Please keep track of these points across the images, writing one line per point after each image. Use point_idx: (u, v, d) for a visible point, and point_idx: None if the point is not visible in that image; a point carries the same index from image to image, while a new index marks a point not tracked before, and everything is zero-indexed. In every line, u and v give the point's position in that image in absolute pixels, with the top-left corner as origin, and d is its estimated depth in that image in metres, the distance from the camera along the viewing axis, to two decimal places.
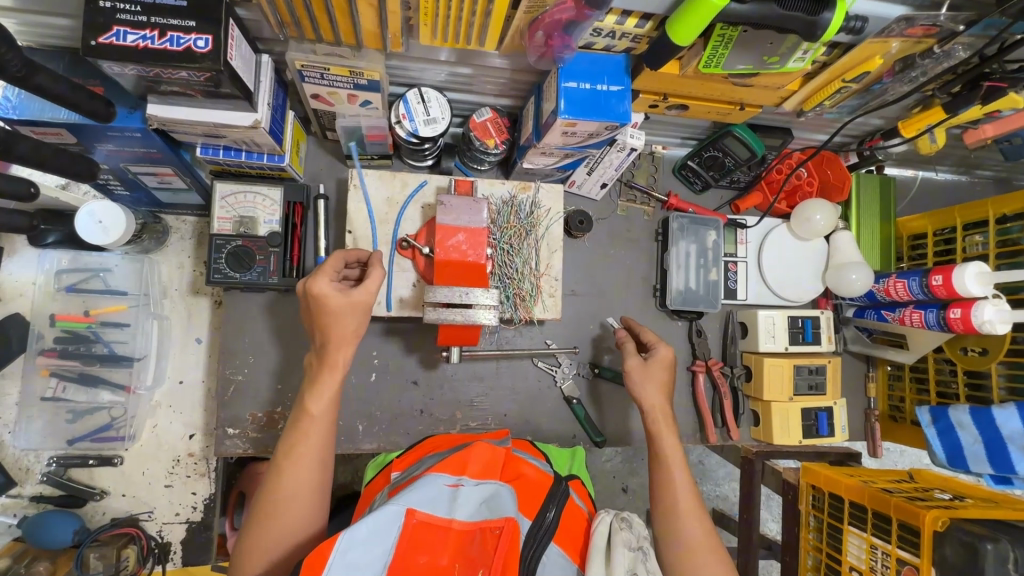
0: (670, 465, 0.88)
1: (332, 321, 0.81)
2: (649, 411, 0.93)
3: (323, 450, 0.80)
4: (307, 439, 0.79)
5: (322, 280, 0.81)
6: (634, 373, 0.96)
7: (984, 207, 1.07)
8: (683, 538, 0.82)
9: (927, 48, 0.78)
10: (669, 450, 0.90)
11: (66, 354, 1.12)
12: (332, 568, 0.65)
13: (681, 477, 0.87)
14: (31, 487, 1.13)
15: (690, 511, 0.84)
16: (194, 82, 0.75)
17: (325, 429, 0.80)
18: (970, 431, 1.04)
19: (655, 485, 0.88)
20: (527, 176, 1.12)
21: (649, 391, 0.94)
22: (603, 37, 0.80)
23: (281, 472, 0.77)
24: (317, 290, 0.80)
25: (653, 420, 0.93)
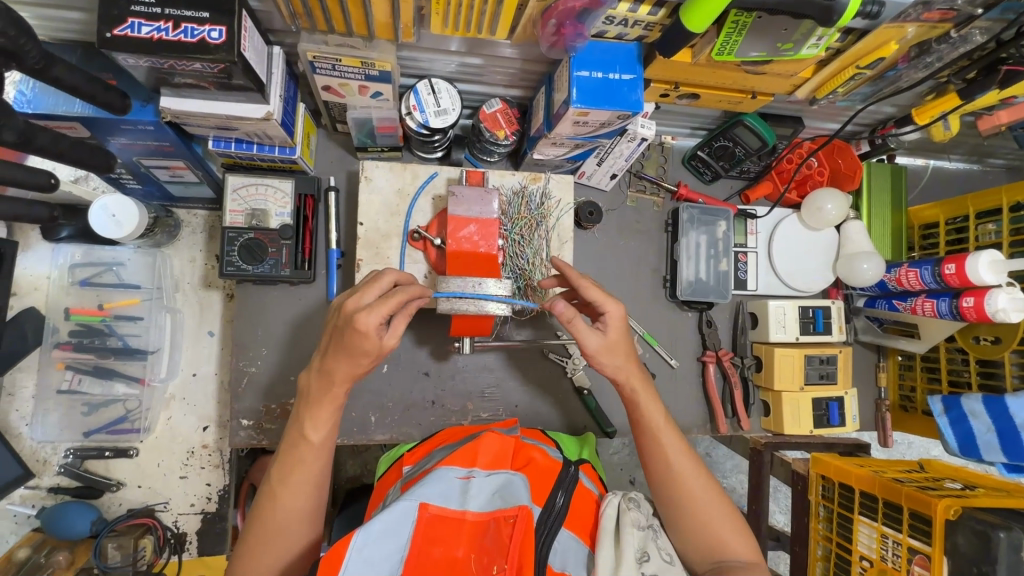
0: (659, 435, 0.85)
1: (352, 357, 0.74)
2: (622, 382, 0.85)
3: (318, 478, 0.80)
4: (300, 468, 0.78)
5: (370, 314, 0.71)
6: (598, 354, 0.81)
7: (999, 194, 1.05)
8: (689, 503, 0.82)
9: (943, 33, 0.77)
10: (653, 419, 0.86)
11: (81, 347, 1.13)
12: (348, 566, 0.65)
13: (672, 443, 0.85)
14: (49, 479, 1.14)
15: (690, 475, 0.84)
16: (207, 73, 0.76)
17: (319, 456, 0.80)
18: (982, 420, 1.04)
19: (648, 456, 0.86)
20: (538, 167, 1.12)
21: (615, 360, 0.83)
22: (615, 25, 0.80)
23: (275, 499, 0.77)
24: (363, 326, 0.71)
25: (630, 391, 0.85)
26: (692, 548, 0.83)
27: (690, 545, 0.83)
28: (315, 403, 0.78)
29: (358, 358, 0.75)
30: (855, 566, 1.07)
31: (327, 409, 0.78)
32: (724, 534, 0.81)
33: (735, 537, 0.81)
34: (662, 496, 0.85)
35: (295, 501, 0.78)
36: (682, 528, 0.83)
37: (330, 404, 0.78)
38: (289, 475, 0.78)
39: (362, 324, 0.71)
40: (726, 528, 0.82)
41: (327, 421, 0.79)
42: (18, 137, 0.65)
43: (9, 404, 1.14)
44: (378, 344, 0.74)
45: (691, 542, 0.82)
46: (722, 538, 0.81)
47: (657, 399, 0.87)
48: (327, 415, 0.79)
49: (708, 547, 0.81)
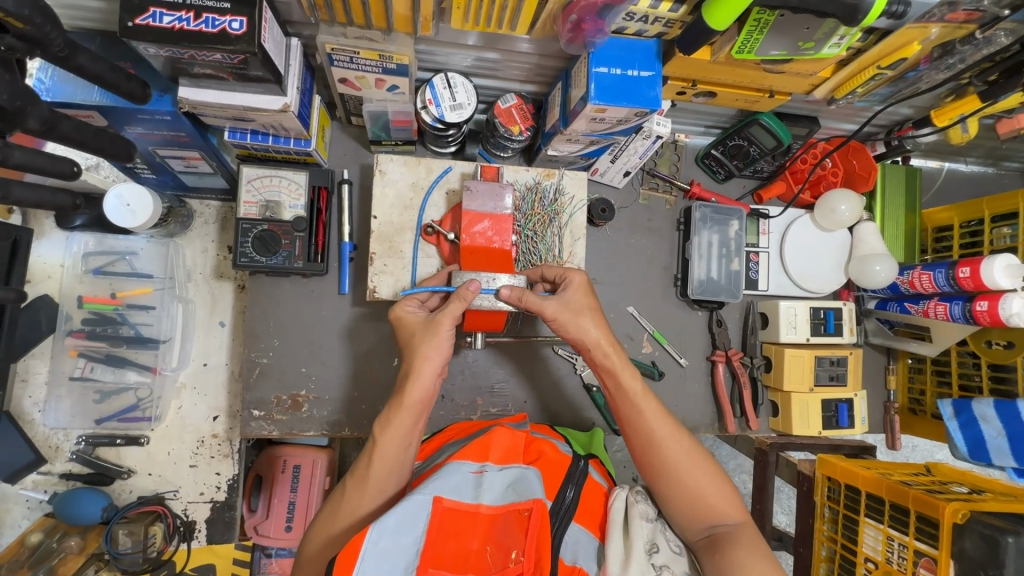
0: (636, 399, 0.84)
1: (411, 343, 0.84)
2: (593, 347, 0.86)
3: (386, 486, 0.80)
4: (370, 472, 0.79)
5: (405, 306, 0.87)
6: (559, 315, 0.85)
7: (1015, 198, 1.05)
8: (672, 469, 0.81)
9: (967, 33, 0.76)
10: (629, 385, 0.85)
11: (94, 335, 1.14)
12: (365, 561, 0.64)
13: (652, 409, 0.84)
14: (61, 465, 1.15)
15: (673, 438, 0.82)
16: (226, 64, 0.76)
17: (391, 469, 0.80)
18: (993, 425, 1.04)
19: (628, 424, 0.85)
20: (551, 163, 1.12)
21: (584, 325, 0.86)
22: (635, 21, 0.80)
23: (345, 497, 0.80)
24: (403, 316, 0.86)
25: (602, 356, 0.86)
26: (683, 515, 0.80)
27: (680, 513, 0.80)
28: (391, 409, 0.81)
29: (416, 342, 0.83)
30: (860, 568, 1.06)
31: (408, 417, 0.80)
32: (713, 498, 0.79)
33: (725, 501, 0.79)
34: (646, 462, 0.83)
35: (361, 503, 0.79)
36: (669, 496, 0.81)
37: (405, 414, 0.80)
38: (360, 476, 0.80)
39: (401, 312, 0.87)
40: (714, 493, 0.80)
41: (401, 433, 0.80)
42: (41, 125, 0.65)
43: (23, 390, 1.14)
44: (425, 322, 0.84)
45: (680, 509, 0.80)
46: (712, 502, 0.79)
47: (633, 367, 0.86)
48: (404, 427, 0.80)
49: (698, 513, 0.79)
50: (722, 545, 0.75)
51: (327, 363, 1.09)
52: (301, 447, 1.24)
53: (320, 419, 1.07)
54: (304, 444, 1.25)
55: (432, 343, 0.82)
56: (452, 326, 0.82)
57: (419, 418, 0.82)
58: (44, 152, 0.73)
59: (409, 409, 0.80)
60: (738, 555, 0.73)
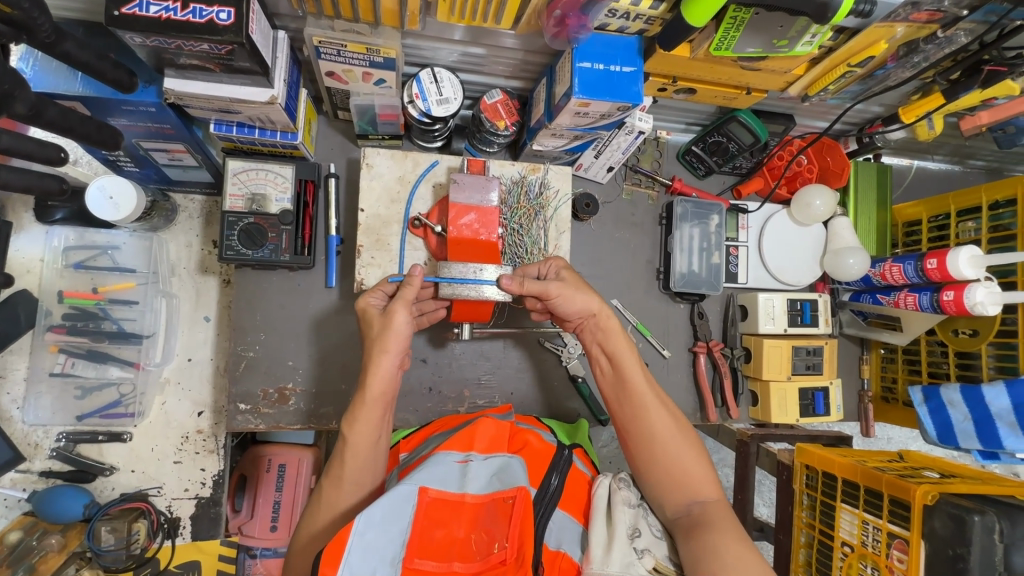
0: (632, 369, 0.88)
1: (372, 338, 0.85)
2: (596, 314, 0.90)
3: (363, 480, 0.81)
4: (345, 467, 0.80)
5: (371, 299, 0.90)
6: (567, 284, 0.89)
7: (978, 193, 1.10)
8: (659, 442, 0.84)
9: (930, 33, 0.80)
10: (625, 356, 0.89)
11: (75, 330, 1.12)
12: (351, 554, 0.64)
13: (645, 381, 0.88)
14: (40, 463, 1.13)
15: (662, 413, 0.86)
16: (213, 54, 0.76)
17: (362, 459, 0.81)
18: (960, 409, 1.08)
19: (620, 395, 0.89)
20: (536, 158, 1.14)
21: (588, 296, 0.90)
22: (617, 18, 0.82)
23: (322, 493, 0.81)
24: (366, 308, 0.88)
25: (604, 323, 0.91)
26: (664, 490, 0.82)
27: (660, 489, 0.83)
28: (356, 405, 0.82)
29: (374, 334, 0.85)
30: (836, 552, 1.10)
31: (373, 410, 0.82)
32: (695, 474, 0.82)
33: (706, 480, 0.82)
34: (633, 433, 0.86)
35: (340, 497, 0.80)
36: (652, 468, 0.83)
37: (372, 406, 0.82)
38: (336, 473, 0.81)
39: (366, 304, 0.88)
40: (697, 470, 0.82)
41: (369, 423, 0.82)
42: (28, 111, 0.65)
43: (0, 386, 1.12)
44: (382, 320, 0.85)
45: (661, 486, 0.82)
46: (694, 479, 0.81)
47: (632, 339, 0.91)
48: (372, 419, 0.82)
49: (679, 489, 0.81)
50: (700, 519, 0.77)
51: (314, 356, 1.09)
52: (286, 445, 1.24)
53: (308, 413, 1.07)
54: (287, 441, 1.25)
55: (388, 338, 0.83)
56: (407, 316, 0.84)
57: (384, 406, 0.83)
58: (31, 138, 0.73)
59: (374, 400, 0.82)
60: (716, 529, 0.74)
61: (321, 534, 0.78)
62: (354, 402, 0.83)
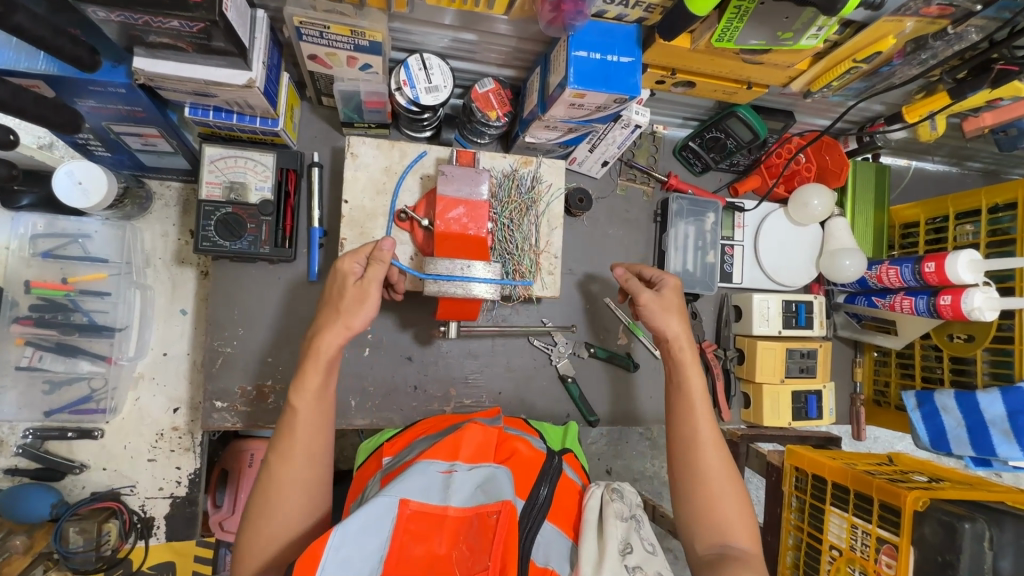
0: (690, 396, 0.85)
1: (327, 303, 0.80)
2: (671, 339, 0.89)
3: (314, 448, 0.77)
4: (296, 437, 0.76)
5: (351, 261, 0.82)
6: (650, 304, 0.90)
7: (978, 196, 1.08)
8: (702, 476, 0.82)
9: (940, 28, 0.77)
10: (688, 383, 0.87)
11: (42, 323, 1.06)
12: (326, 566, 0.62)
13: (704, 416, 0.85)
14: (5, 460, 1.09)
15: (714, 451, 0.83)
16: (185, 32, 0.71)
17: (313, 426, 0.77)
18: (953, 415, 1.06)
19: (676, 421, 0.86)
20: (529, 151, 1.10)
21: (671, 320, 0.89)
22: (615, 5, 0.78)
23: (269, 469, 0.75)
24: (346, 268, 0.81)
25: (677, 351, 0.89)
26: (696, 526, 0.81)
27: (693, 524, 0.81)
28: (306, 368, 0.78)
29: (341, 307, 0.79)
30: (824, 556, 1.09)
31: (318, 373, 0.78)
32: (732, 517, 0.80)
33: (743, 526, 0.80)
34: (680, 465, 0.84)
35: (291, 470, 0.75)
36: (691, 503, 0.82)
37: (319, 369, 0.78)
38: (284, 446, 0.76)
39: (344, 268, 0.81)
40: (735, 514, 0.80)
41: (316, 388, 0.78)
42: None
43: None
44: (355, 288, 0.80)
45: (693, 518, 0.81)
46: (731, 523, 0.79)
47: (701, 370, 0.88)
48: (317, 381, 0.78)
49: (713, 529, 0.80)
50: (731, 563, 0.75)
51: (295, 352, 1.04)
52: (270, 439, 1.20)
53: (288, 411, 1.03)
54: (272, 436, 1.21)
55: (357, 311, 0.79)
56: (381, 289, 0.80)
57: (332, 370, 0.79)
58: None
59: (322, 361, 0.78)
60: None
61: (275, 510, 0.73)
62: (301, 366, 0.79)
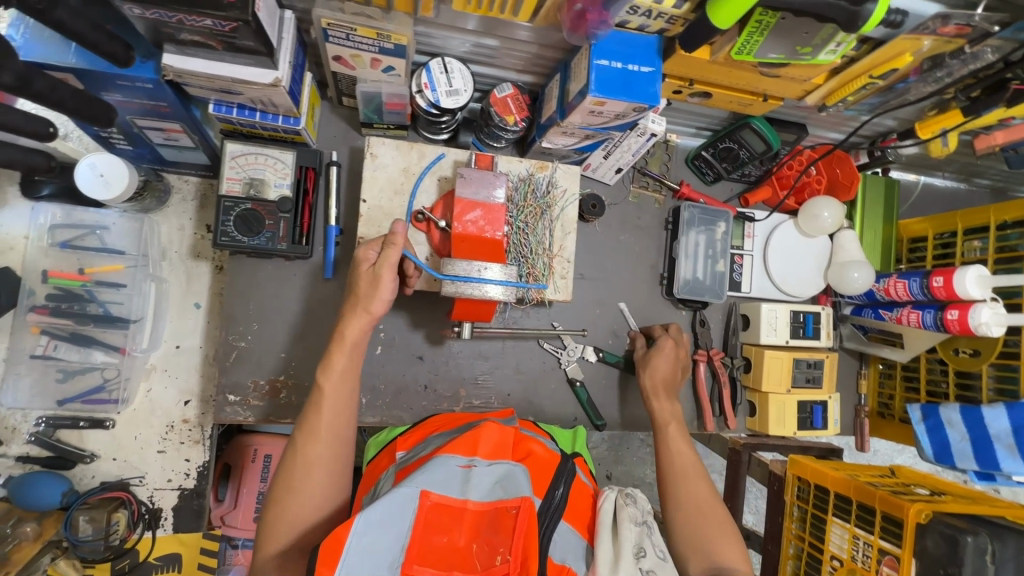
0: (671, 431, 0.97)
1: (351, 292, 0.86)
2: (649, 389, 1.05)
3: (337, 431, 0.82)
4: (320, 418, 0.81)
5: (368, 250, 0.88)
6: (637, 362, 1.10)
7: (987, 213, 1.09)
8: (688, 501, 0.88)
9: (957, 48, 0.79)
10: (670, 422, 0.99)
11: (58, 312, 1.08)
12: (348, 555, 0.63)
13: (685, 453, 0.94)
14: (17, 447, 1.09)
15: (698, 480, 0.90)
16: (216, 31, 0.73)
17: (339, 407, 0.82)
18: (958, 429, 1.08)
19: (661, 457, 0.96)
20: (544, 156, 1.11)
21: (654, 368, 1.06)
22: (638, 15, 0.80)
23: (294, 447, 0.80)
24: (360, 257, 0.86)
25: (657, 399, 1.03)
26: (686, 551, 0.85)
27: (684, 550, 0.85)
28: (331, 351, 0.84)
29: (360, 293, 0.85)
30: (825, 565, 1.10)
31: (342, 357, 0.83)
32: (717, 541, 0.84)
33: (731, 550, 0.83)
34: (666, 494, 0.91)
35: (315, 448, 0.79)
36: (678, 527, 0.87)
37: (344, 354, 0.84)
38: (310, 425, 0.80)
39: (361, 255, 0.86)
40: (720, 537, 0.84)
41: (341, 371, 0.83)
42: (13, 79, 0.61)
43: None
44: (369, 274, 0.85)
45: (684, 541, 0.86)
46: (716, 546, 0.83)
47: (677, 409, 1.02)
48: (341, 365, 0.83)
49: (701, 554, 0.84)
50: None
51: (308, 349, 1.05)
52: (273, 436, 1.25)
53: (299, 407, 1.04)
54: (276, 433, 1.26)
55: (375, 295, 0.84)
56: (395, 274, 0.84)
57: (356, 355, 0.85)
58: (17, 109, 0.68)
59: (346, 346, 0.84)
60: None
61: (300, 486, 0.77)
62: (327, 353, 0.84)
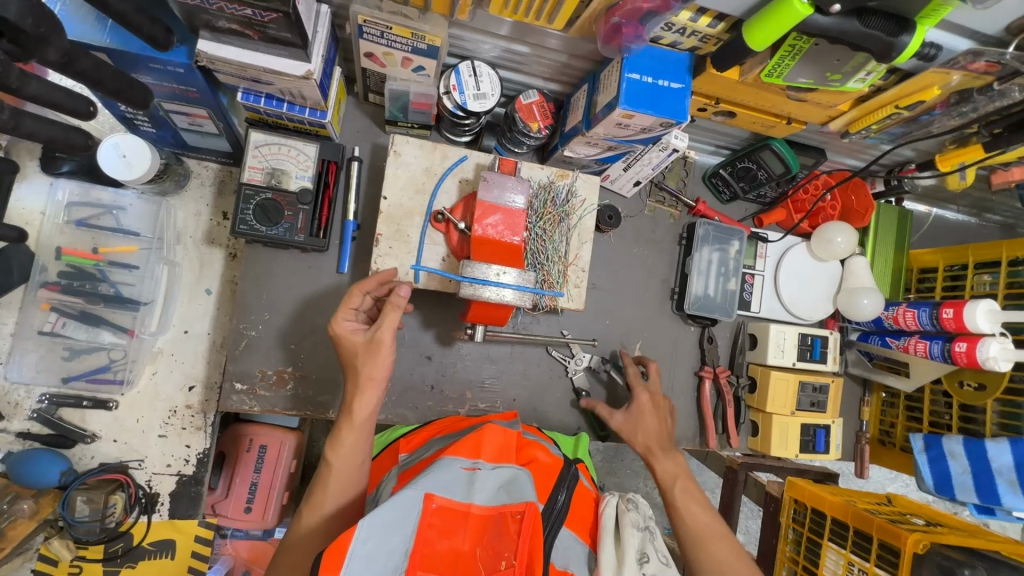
0: (680, 496, 0.94)
1: (355, 365, 0.84)
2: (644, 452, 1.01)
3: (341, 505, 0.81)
4: (327, 492, 0.81)
5: (343, 321, 0.86)
6: (622, 428, 1.05)
7: (999, 248, 1.10)
8: (715, 565, 0.88)
9: (984, 84, 0.80)
10: (676, 484, 0.96)
11: (69, 290, 1.08)
12: (352, 560, 0.62)
13: (699, 516, 0.92)
14: (19, 423, 1.09)
15: (719, 542, 0.90)
16: (254, 20, 0.73)
17: (346, 480, 0.82)
18: (960, 462, 1.08)
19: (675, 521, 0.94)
20: (565, 165, 1.12)
21: (642, 430, 1.03)
22: (672, 32, 0.80)
23: (299, 522, 0.80)
24: (341, 331, 0.85)
25: (656, 463, 1.00)
26: None
27: None
28: (340, 428, 0.83)
29: (359, 365, 0.84)
30: None
31: (354, 435, 0.83)
32: None
33: None
34: (691, 559, 0.90)
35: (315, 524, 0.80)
36: None
37: (354, 431, 0.83)
38: (316, 500, 0.81)
39: (339, 329, 0.85)
40: None
41: (351, 447, 0.82)
42: (59, 58, 0.61)
43: None
44: (365, 342, 0.83)
45: None
46: None
47: (679, 465, 0.99)
48: (356, 443, 0.83)
49: None
50: None
51: (317, 342, 1.05)
52: (268, 427, 1.24)
53: (305, 400, 1.04)
54: (270, 424, 1.25)
55: (374, 364, 0.83)
56: (395, 334, 0.84)
57: (366, 431, 0.84)
58: (59, 87, 0.68)
59: (355, 424, 0.83)
60: None
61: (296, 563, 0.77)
62: (338, 426, 0.84)
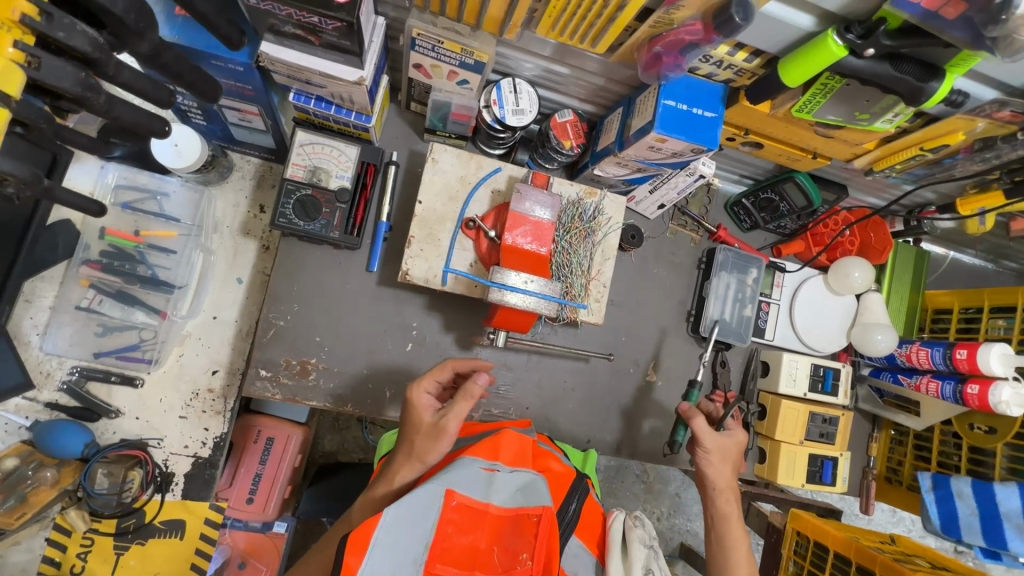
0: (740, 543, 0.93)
1: (412, 440, 0.81)
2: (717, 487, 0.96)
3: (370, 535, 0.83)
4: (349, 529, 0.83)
5: (424, 391, 0.86)
6: (712, 451, 0.96)
7: (1016, 294, 1.12)
8: None
9: (1008, 133, 0.83)
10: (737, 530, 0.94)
11: (109, 269, 1.13)
12: (373, 548, 0.64)
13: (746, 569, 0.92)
14: (48, 393, 1.11)
15: None
16: (318, 27, 0.78)
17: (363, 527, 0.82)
18: (967, 503, 1.09)
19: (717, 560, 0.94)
20: (593, 183, 1.16)
21: (724, 469, 0.96)
22: (709, 64, 0.85)
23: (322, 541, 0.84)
24: (417, 402, 0.84)
25: (722, 501, 0.96)
26: None
27: None
28: (376, 484, 0.82)
29: (415, 442, 0.81)
30: None
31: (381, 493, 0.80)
32: None
33: None
34: None
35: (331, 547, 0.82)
36: None
37: (384, 491, 0.80)
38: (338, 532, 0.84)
39: (417, 397, 0.85)
40: None
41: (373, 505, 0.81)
42: (147, 50, 0.66)
43: (25, 310, 1.11)
44: (431, 425, 0.81)
45: None
46: None
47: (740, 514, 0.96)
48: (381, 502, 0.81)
49: None
50: None
51: (341, 336, 1.08)
52: (277, 420, 1.27)
53: (325, 391, 1.07)
54: (279, 417, 1.27)
55: (431, 447, 0.79)
56: (460, 427, 0.80)
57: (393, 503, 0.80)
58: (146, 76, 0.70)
59: (389, 487, 0.80)
60: None
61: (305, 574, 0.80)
62: (375, 479, 0.83)
